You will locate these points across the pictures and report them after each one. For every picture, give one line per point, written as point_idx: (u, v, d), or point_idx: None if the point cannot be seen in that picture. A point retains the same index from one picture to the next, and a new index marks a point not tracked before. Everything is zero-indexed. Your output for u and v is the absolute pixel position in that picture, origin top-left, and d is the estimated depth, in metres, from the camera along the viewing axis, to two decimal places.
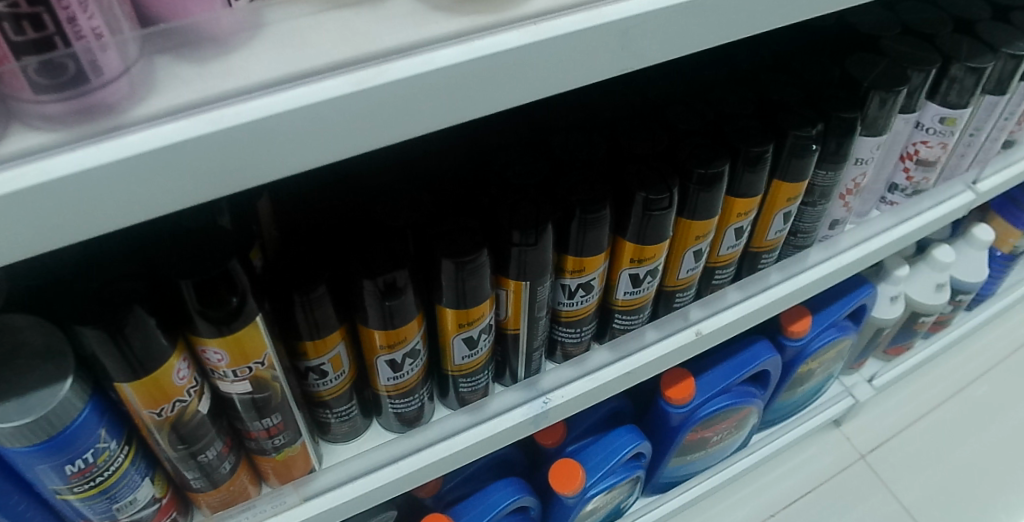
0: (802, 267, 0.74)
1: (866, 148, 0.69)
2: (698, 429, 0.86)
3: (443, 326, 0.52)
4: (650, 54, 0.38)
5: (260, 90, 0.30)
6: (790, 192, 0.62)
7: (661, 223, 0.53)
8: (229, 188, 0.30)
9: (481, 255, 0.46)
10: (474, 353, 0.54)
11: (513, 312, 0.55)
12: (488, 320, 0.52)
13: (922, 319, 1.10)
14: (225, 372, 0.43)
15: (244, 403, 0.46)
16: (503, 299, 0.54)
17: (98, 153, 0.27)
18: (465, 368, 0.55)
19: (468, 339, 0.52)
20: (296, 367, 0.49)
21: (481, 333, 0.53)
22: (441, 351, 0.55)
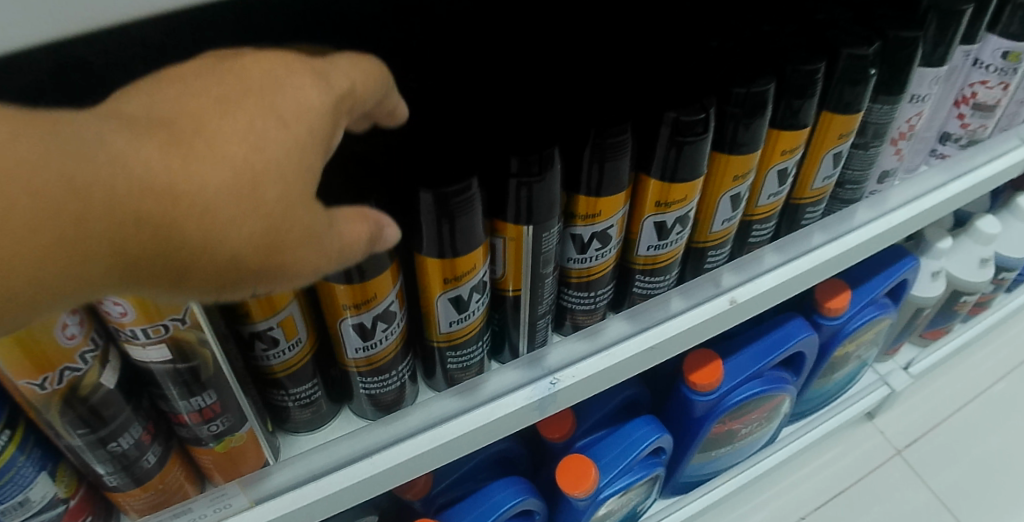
0: (848, 226, 0.64)
1: (924, 82, 0.59)
2: (726, 420, 0.76)
3: (424, 283, 0.42)
4: None
5: None
6: (843, 128, 0.52)
7: (694, 155, 0.43)
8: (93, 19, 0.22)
9: (472, 188, 0.36)
10: (464, 319, 0.45)
11: (512, 269, 0.45)
12: (480, 277, 0.42)
13: (963, 298, 1.00)
14: (133, 332, 0.33)
15: (168, 376, 0.36)
16: (499, 251, 0.43)
17: None
18: (452, 338, 0.46)
19: (454, 301, 0.43)
20: (241, 336, 0.39)
21: (472, 293, 0.43)
22: (424, 317, 0.45)
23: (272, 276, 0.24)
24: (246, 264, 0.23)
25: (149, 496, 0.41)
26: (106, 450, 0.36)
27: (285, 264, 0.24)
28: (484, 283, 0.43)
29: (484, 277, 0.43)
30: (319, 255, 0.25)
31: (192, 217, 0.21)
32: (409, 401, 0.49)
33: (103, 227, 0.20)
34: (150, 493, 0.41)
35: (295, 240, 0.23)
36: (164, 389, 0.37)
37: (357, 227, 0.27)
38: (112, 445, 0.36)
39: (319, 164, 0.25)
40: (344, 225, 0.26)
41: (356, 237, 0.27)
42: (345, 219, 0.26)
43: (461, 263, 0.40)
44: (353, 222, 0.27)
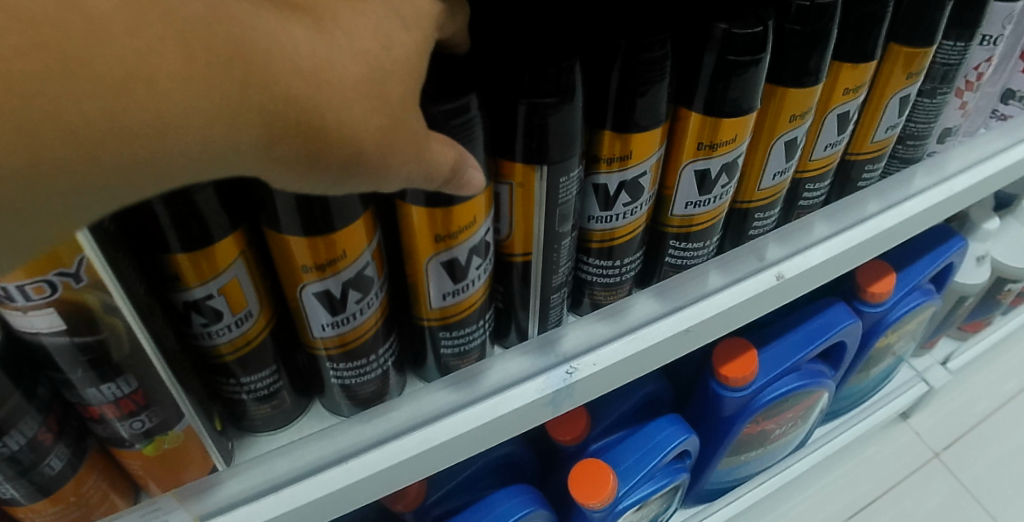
0: (905, 193, 0.55)
1: (997, 21, 0.50)
2: (758, 419, 0.67)
3: (409, 244, 0.33)
4: None
5: None
6: (913, 66, 0.44)
7: (750, 81, 0.34)
8: None
9: (473, 112, 0.28)
10: (462, 292, 0.36)
11: (523, 227, 0.36)
12: (481, 236, 0.34)
13: (1008, 286, 0.91)
14: (7, 293, 0.24)
15: (73, 354, 0.27)
16: (506, 203, 0.35)
17: None
18: (446, 316, 0.37)
19: (449, 267, 0.34)
20: (175, 310, 0.30)
21: (472, 256, 0.34)
22: (411, 289, 0.36)
23: (375, 177, 0.23)
24: (360, 161, 0.22)
25: (59, 512, 0.31)
26: None
27: (387, 166, 0.23)
28: (487, 244, 0.35)
29: (487, 238, 0.35)
30: (414, 165, 0.24)
31: (331, 106, 0.21)
32: (393, 394, 0.40)
33: (254, 98, 0.20)
34: (60, 510, 0.31)
35: (402, 142, 0.23)
36: (66, 372, 0.27)
37: (447, 151, 0.25)
38: None
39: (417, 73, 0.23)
40: (437, 148, 0.25)
41: (444, 163, 0.25)
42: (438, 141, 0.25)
43: (459, 216, 0.32)
44: (444, 146, 0.25)
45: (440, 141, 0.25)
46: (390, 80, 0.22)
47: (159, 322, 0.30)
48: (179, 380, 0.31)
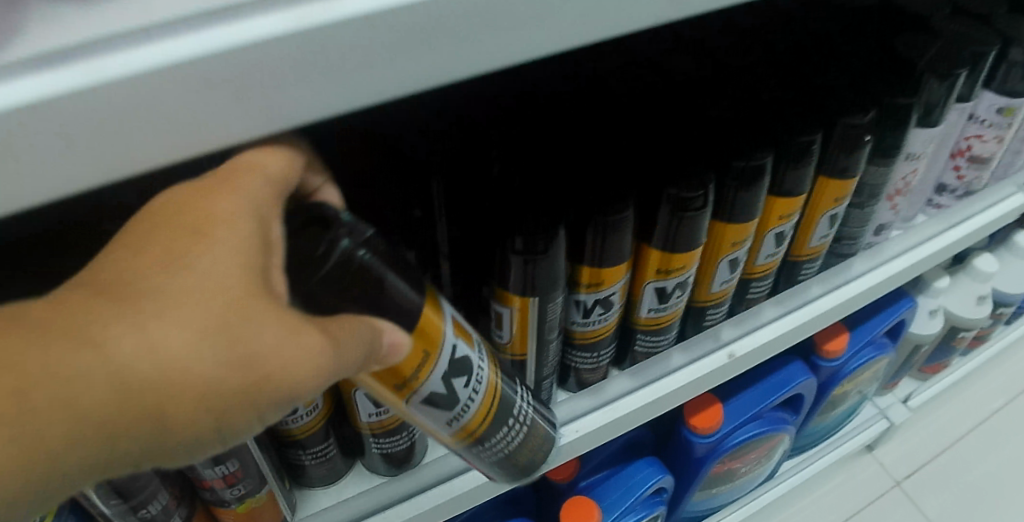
0: (846, 277, 0.66)
1: (920, 140, 0.60)
2: (725, 460, 0.77)
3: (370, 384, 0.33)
4: (691, 5, 0.30)
5: (185, 23, 0.21)
6: (838, 191, 0.54)
7: (695, 226, 0.45)
8: (195, 144, 0.23)
9: (357, 259, 0.29)
10: (463, 417, 0.37)
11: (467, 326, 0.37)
12: (454, 359, 0.35)
13: (961, 334, 1.01)
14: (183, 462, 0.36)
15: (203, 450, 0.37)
16: (457, 322, 0.35)
17: (55, 81, 0.20)
18: (467, 432, 0.38)
19: (436, 399, 0.35)
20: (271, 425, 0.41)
21: (459, 384, 0.35)
22: (420, 423, 0.37)
23: (263, 401, 0.24)
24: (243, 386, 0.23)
25: None
26: (138, 516, 0.37)
27: (281, 394, 0.24)
28: (472, 369, 0.36)
29: (469, 362, 0.36)
30: (319, 372, 0.25)
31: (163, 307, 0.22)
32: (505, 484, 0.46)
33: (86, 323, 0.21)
34: None
35: (304, 344, 0.24)
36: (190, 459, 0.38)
37: (367, 335, 0.28)
38: (142, 511, 0.37)
39: (236, 240, 0.25)
40: (358, 334, 0.28)
41: (371, 344, 0.28)
42: (359, 325, 0.28)
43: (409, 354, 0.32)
44: (362, 329, 0.28)
45: (364, 332, 0.28)
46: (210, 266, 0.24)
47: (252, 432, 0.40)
48: (261, 458, 0.42)
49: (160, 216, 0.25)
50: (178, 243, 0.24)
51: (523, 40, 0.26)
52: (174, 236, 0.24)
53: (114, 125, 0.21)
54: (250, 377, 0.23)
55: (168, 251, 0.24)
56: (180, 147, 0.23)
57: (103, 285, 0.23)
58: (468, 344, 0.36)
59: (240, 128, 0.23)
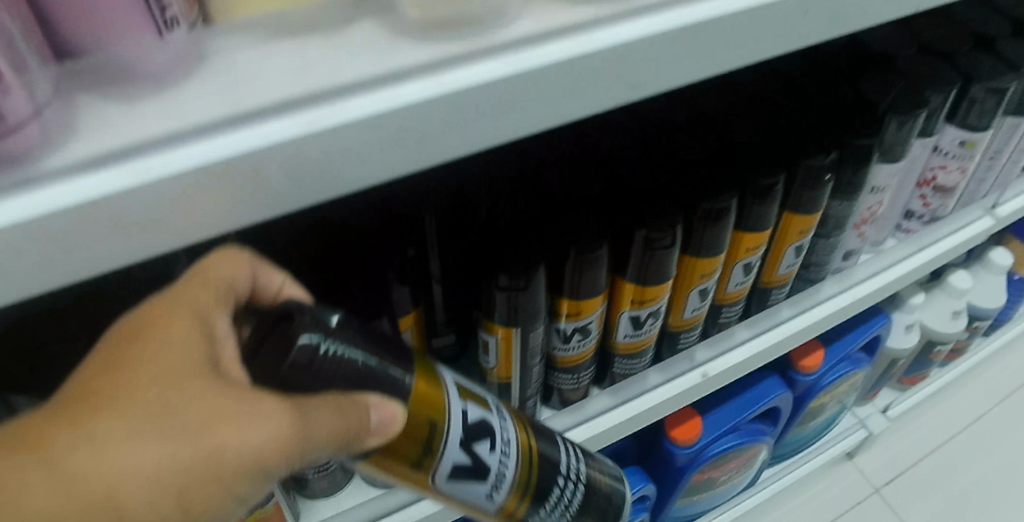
0: (816, 300, 0.70)
1: (883, 175, 0.64)
2: (705, 469, 0.81)
3: (382, 460, 0.34)
4: (649, 85, 0.34)
5: (217, 126, 0.26)
6: (802, 225, 0.58)
7: (665, 262, 0.49)
8: (225, 223, 0.27)
9: (323, 351, 0.29)
10: (502, 488, 0.38)
11: (477, 389, 0.39)
12: (467, 422, 0.36)
13: (938, 347, 1.05)
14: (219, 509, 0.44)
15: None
16: (460, 385, 0.37)
17: (115, 178, 0.25)
18: (519, 502, 0.40)
19: (463, 467, 0.36)
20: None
21: (484, 450, 0.37)
22: (460, 501, 0.38)
23: (216, 473, 0.27)
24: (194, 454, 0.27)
25: None
26: None
27: (234, 467, 0.28)
28: (497, 434, 0.37)
29: (492, 427, 0.37)
30: (267, 444, 0.28)
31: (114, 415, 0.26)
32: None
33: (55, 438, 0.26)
34: None
35: (250, 415, 0.28)
36: None
37: (337, 416, 0.30)
38: None
39: (181, 352, 0.29)
40: (324, 414, 0.29)
41: (344, 424, 0.30)
42: (326, 404, 0.30)
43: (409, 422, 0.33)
44: (330, 409, 0.30)
45: (329, 413, 0.30)
46: (156, 374, 0.28)
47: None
48: None
49: (123, 337, 0.30)
50: (133, 360, 0.29)
51: (500, 122, 0.31)
52: (130, 353, 0.29)
53: (161, 212, 0.26)
54: (199, 444, 0.27)
55: (124, 368, 0.28)
56: (212, 227, 0.27)
57: (93, 374, 0.28)
58: (484, 407, 0.38)
59: (259, 211, 0.28)
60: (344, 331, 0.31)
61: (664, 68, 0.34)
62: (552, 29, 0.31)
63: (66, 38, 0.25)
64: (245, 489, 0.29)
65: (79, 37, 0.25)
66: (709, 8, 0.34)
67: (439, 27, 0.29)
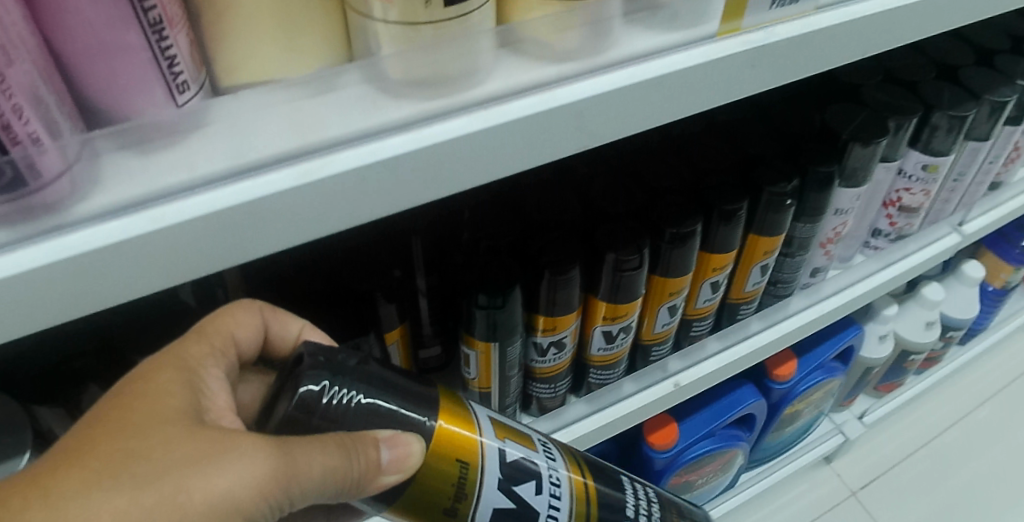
0: (785, 313, 0.75)
1: (845, 199, 0.67)
2: (683, 473, 0.85)
3: (416, 507, 0.38)
4: (608, 133, 0.38)
5: (224, 180, 0.31)
6: (767, 246, 0.62)
7: (633, 283, 0.53)
8: (227, 260, 0.31)
9: (325, 401, 0.33)
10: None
11: (519, 429, 0.41)
12: (505, 463, 0.38)
13: (912, 357, 1.09)
14: None
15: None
16: (497, 424, 0.40)
17: (134, 224, 0.29)
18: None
19: (509, 511, 0.38)
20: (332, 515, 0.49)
21: (529, 492, 0.39)
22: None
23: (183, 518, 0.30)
24: (159, 500, 0.30)
25: None
26: None
27: (201, 512, 0.31)
28: (542, 477, 0.39)
29: (537, 469, 0.39)
30: (233, 489, 0.31)
31: (85, 466, 0.30)
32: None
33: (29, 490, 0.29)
34: None
35: (215, 464, 0.31)
36: None
37: (322, 458, 0.33)
38: None
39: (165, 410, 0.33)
40: (305, 459, 0.32)
41: (320, 464, 0.33)
42: (309, 447, 0.32)
43: (435, 465, 0.36)
44: (319, 452, 0.33)
45: (313, 456, 0.32)
46: (136, 427, 0.32)
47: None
48: None
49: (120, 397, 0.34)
50: (120, 417, 0.33)
51: (471, 169, 0.35)
52: (118, 412, 0.33)
53: (171, 253, 0.30)
54: (164, 492, 0.30)
55: (112, 424, 0.33)
56: (216, 264, 0.31)
57: (77, 437, 0.32)
58: (528, 448, 0.40)
59: (254, 249, 0.32)
60: (357, 373, 0.35)
61: (623, 117, 0.38)
62: (520, 88, 0.35)
63: (93, 103, 0.29)
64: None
65: (104, 101, 0.29)
66: (662, 64, 0.38)
67: (418, 85, 0.33)
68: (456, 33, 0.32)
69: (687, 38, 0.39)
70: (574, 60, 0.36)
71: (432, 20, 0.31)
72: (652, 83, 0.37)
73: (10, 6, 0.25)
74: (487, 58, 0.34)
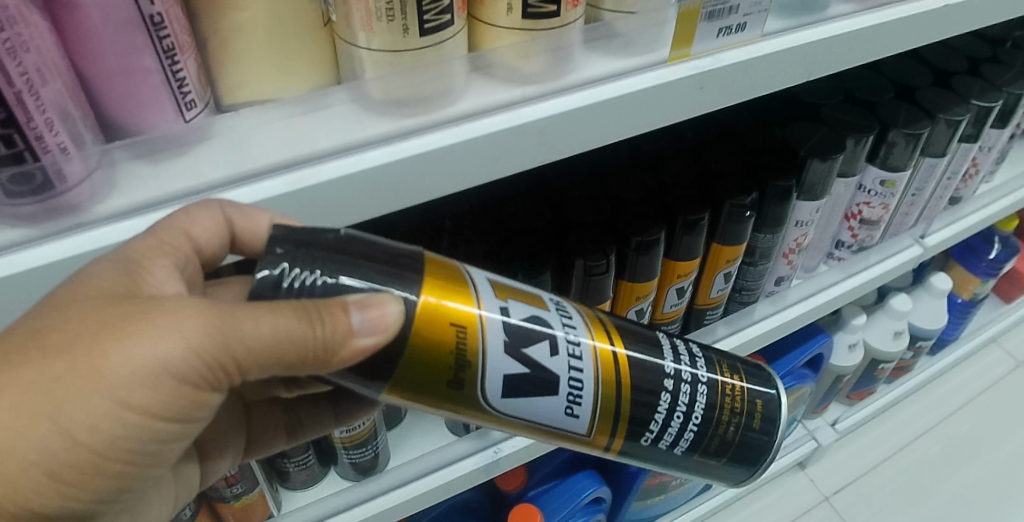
0: (751, 320, 0.79)
1: (804, 212, 0.72)
2: (657, 474, 0.89)
3: (419, 387, 0.35)
4: (569, 148, 0.42)
5: (227, 183, 0.35)
6: (730, 255, 0.66)
7: (602, 285, 0.57)
8: None
9: (288, 283, 0.32)
10: (582, 399, 0.38)
11: (526, 290, 0.38)
12: (511, 326, 0.35)
13: (882, 365, 1.14)
14: (225, 492, 0.57)
15: (278, 437, 0.53)
16: (495, 285, 0.37)
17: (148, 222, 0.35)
18: (614, 415, 0.39)
19: (524, 378, 0.36)
20: (339, 413, 0.54)
21: (544, 355, 0.36)
22: (535, 421, 0.38)
23: (96, 383, 0.30)
24: (70, 367, 0.30)
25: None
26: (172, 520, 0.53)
27: (125, 379, 0.30)
28: (557, 338, 0.37)
29: (551, 331, 0.37)
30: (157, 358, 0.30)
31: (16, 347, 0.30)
32: (726, 461, 0.45)
33: None
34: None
35: (132, 328, 0.31)
36: None
37: (265, 318, 0.31)
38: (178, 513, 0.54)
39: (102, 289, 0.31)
40: (253, 326, 0.31)
41: (274, 332, 0.31)
42: (261, 317, 0.31)
43: (428, 335, 0.34)
44: (261, 312, 0.31)
45: (253, 315, 0.31)
46: (71, 307, 0.31)
47: (329, 426, 0.54)
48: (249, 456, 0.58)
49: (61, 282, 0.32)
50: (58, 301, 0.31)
51: (444, 178, 0.39)
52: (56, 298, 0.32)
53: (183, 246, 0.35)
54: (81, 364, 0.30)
55: (48, 306, 0.31)
56: None
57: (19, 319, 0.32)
58: (537, 308, 0.37)
59: None
60: (327, 247, 0.32)
61: (583, 133, 0.42)
62: (487, 108, 0.40)
63: (111, 117, 0.34)
64: (144, 402, 0.31)
65: (122, 116, 0.33)
66: (616, 87, 0.43)
67: (397, 104, 0.38)
68: (431, 59, 0.36)
69: (639, 63, 0.44)
70: (537, 83, 0.41)
71: (408, 49, 0.35)
72: (609, 104, 0.42)
73: (45, 36, 0.29)
74: (459, 80, 0.39)
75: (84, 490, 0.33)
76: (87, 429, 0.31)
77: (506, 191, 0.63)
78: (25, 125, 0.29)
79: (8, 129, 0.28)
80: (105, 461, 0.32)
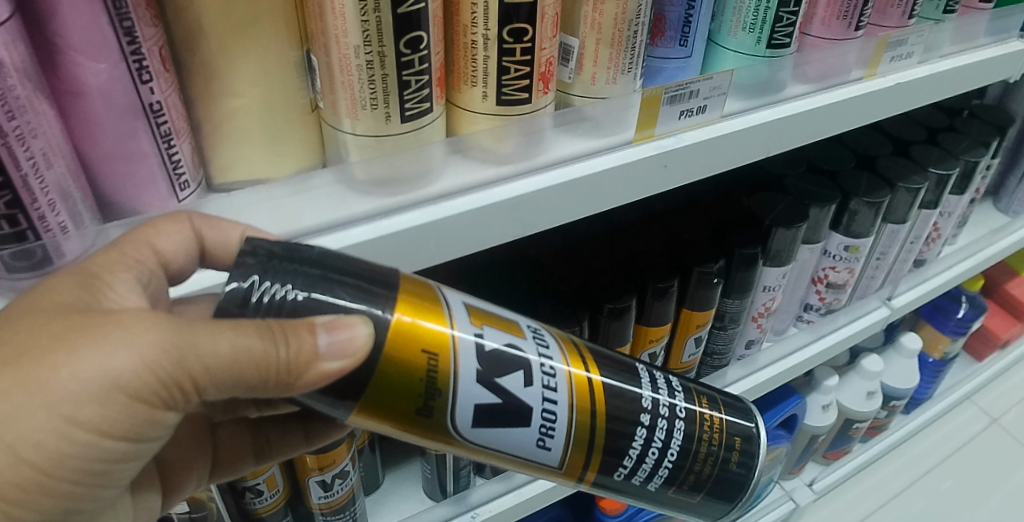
0: (724, 382, 0.81)
1: (771, 277, 0.75)
2: None
3: (397, 416, 0.36)
4: (539, 224, 0.45)
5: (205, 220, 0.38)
6: (700, 320, 0.69)
7: None
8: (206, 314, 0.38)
9: (255, 296, 0.33)
10: (555, 430, 0.40)
11: (501, 316, 0.40)
12: (484, 351, 0.37)
13: (856, 425, 1.15)
14: None
15: (246, 458, 0.53)
16: (472, 309, 0.38)
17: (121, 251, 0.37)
18: (589, 444, 0.41)
19: (495, 406, 0.38)
20: (309, 433, 0.54)
21: (518, 384, 0.38)
22: (506, 450, 0.40)
23: (44, 397, 0.30)
24: (18, 380, 0.30)
25: None
26: None
27: (68, 390, 0.31)
28: (533, 364, 0.38)
29: (525, 356, 0.38)
30: (103, 369, 0.31)
31: None
32: (703, 495, 0.47)
33: None
34: None
35: (82, 341, 0.31)
36: None
37: (225, 337, 0.32)
38: None
39: (62, 306, 0.32)
40: (210, 345, 0.32)
41: (230, 349, 0.32)
42: (223, 335, 0.32)
43: (398, 357, 0.35)
44: (220, 331, 0.32)
45: (213, 334, 0.32)
46: (27, 329, 0.31)
47: (297, 447, 0.54)
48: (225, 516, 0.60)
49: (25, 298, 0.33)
50: (16, 317, 0.32)
51: (422, 251, 0.41)
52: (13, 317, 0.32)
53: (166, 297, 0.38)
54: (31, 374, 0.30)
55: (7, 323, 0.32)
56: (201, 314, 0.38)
57: None
58: (515, 335, 0.39)
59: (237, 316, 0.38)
60: (296, 263, 0.34)
61: (555, 210, 0.45)
62: (464, 187, 0.42)
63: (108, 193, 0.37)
64: (92, 418, 0.32)
65: (118, 195, 0.36)
66: (587, 166, 0.46)
67: (379, 185, 0.40)
68: (409, 143, 0.39)
69: (608, 144, 0.47)
70: (509, 163, 0.44)
71: (388, 135, 0.38)
72: (577, 181, 0.45)
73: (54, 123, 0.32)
74: (436, 164, 0.41)
75: (29, 510, 0.33)
76: (32, 446, 0.31)
77: (490, 261, 0.67)
78: (29, 206, 0.31)
79: (14, 211, 0.31)
80: (50, 479, 0.32)
